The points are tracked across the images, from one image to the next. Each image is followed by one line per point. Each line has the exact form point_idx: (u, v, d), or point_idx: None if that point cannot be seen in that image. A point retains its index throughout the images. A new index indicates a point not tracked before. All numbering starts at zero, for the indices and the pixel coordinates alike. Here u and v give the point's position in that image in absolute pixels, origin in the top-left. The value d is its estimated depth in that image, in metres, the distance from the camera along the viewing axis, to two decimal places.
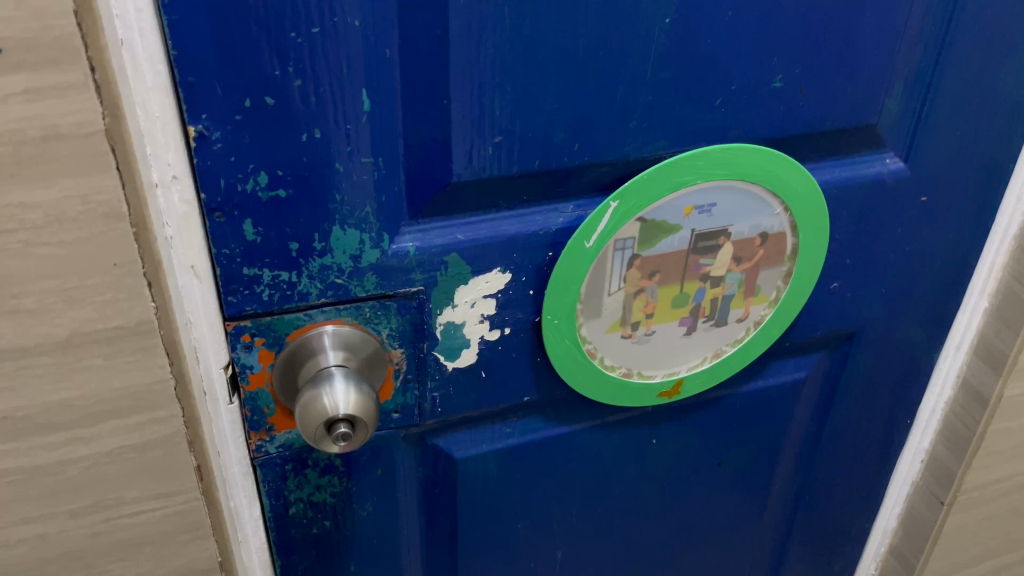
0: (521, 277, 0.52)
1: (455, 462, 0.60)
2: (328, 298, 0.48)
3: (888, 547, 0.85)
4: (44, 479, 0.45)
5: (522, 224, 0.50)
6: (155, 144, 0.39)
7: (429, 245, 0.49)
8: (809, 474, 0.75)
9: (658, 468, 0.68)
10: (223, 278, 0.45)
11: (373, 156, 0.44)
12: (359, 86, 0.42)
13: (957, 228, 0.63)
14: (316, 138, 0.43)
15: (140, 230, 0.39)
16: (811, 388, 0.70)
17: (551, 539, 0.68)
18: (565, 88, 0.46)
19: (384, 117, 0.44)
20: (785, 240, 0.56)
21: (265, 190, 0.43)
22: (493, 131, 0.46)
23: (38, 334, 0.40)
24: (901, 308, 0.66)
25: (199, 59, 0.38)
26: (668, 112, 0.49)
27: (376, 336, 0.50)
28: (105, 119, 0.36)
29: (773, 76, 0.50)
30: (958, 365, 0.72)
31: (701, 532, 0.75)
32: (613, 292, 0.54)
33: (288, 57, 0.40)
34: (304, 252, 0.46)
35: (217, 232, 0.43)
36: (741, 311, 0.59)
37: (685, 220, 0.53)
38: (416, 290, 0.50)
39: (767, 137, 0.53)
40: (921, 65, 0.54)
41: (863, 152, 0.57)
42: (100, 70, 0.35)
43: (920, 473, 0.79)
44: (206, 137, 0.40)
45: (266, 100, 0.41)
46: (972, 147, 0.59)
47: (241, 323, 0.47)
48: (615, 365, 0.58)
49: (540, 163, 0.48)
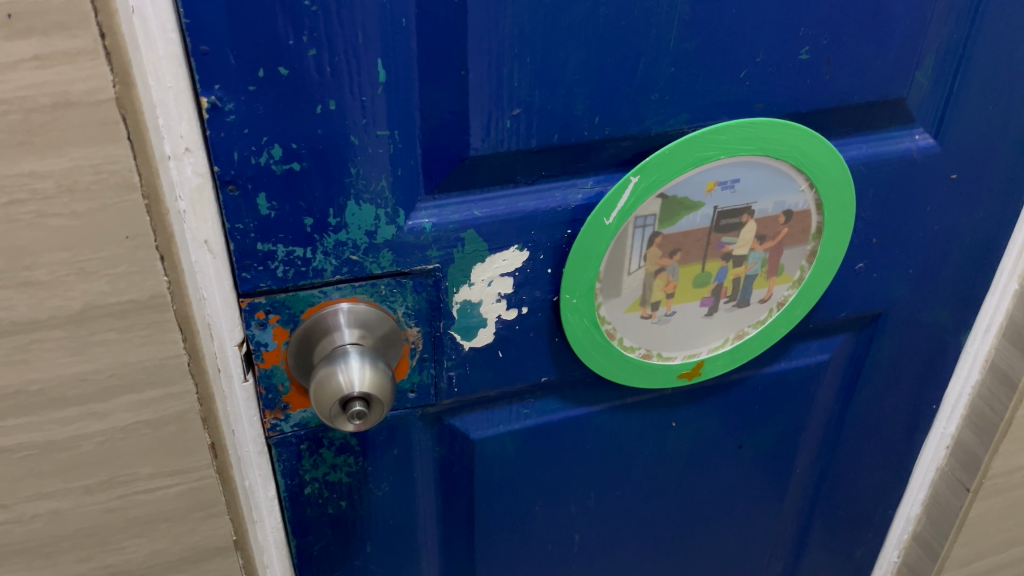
0: (539, 255, 0.51)
1: (472, 443, 0.59)
2: (343, 275, 0.47)
3: (911, 534, 0.84)
4: (58, 454, 0.45)
5: (541, 200, 0.49)
6: (167, 114, 0.39)
7: (446, 221, 0.48)
8: (832, 458, 0.74)
9: (678, 451, 0.67)
10: (237, 253, 0.45)
11: (389, 128, 0.44)
12: (375, 56, 0.41)
13: (988, 207, 0.61)
14: (331, 110, 0.42)
15: (151, 202, 0.39)
16: (835, 370, 0.68)
17: (569, 521, 0.67)
18: (586, 59, 0.45)
19: (400, 88, 0.43)
20: (809, 218, 0.55)
21: (279, 163, 0.42)
22: (512, 103, 0.45)
23: (51, 307, 0.40)
24: (928, 290, 0.65)
25: (211, 27, 0.38)
26: (691, 85, 0.48)
27: (392, 315, 0.50)
28: (117, 87, 0.35)
29: (801, 47, 0.49)
30: (986, 349, 0.70)
31: (721, 516, 0.74)
32: (633, 271, 0.53)
33: (302, 26, 0.39)
34: (318, 227, 0.45)
35: (231, 206, 0.43)
36: (764, 291, 0.58)
37: (708, 196, 0.51)
38: (433, 268, 0.49)
39: (792, 111, 0.51)
40: (954, 36, 0.53)
41: (892, 127, 0.56)
42: (111, 36, 0.34)
43: (945, 459, 0.78)
44: (219, 108, 0.40)
45: (280, 71, 0.40)
46: (1004, 122, 0.57)
47: (255, 300, 0.46)
48: (634, 346, 0.57)
49: (559, 137, 0.47)
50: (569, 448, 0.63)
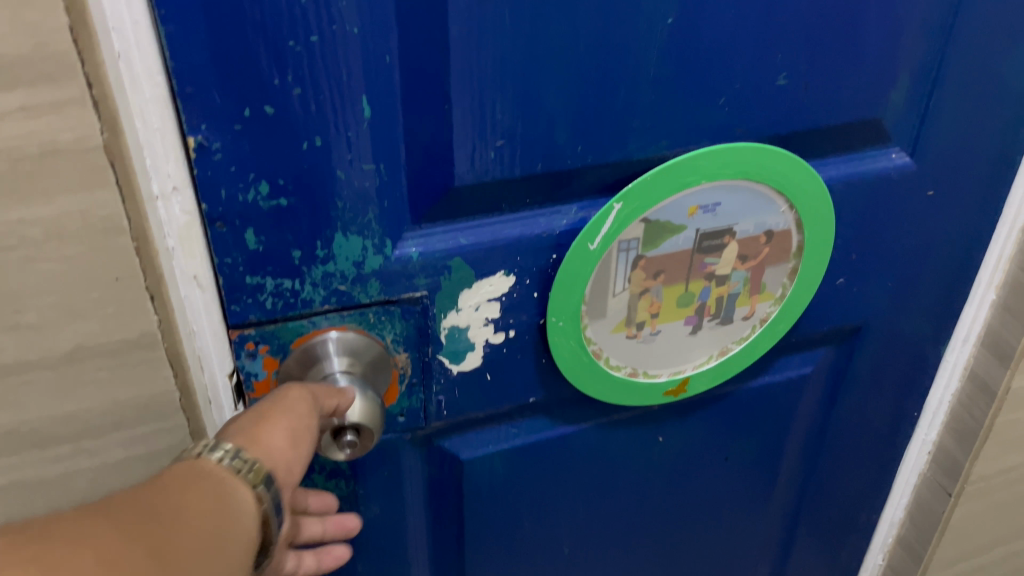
0: (525, 280, 0.52)
1: (462, 463, 0.60)
2: (332, 304, 0.48)
3: (895, 537, 0.86)
4: (51, 491, 0.45)
5: (526, 226, 0.50)
6: (154, 155, 0.39)
7: (433, 250, 0.48)
8: (816, 467, 0.75)
9: (665, 465, 0.68)
10: (226, 287, 0.45)
11: (375, 162, 0.44)
12: (359, 92, 0.42)
13: (964, 221, 0.62)
14: (317, 146, 0.42)
15: (141, 243, 0.39)
16: (818, 382, 0.69)
17: (558, 537, 0.68)
18: (566, 90, 0.46)
19: (384, 122, 0.43)
20: (790, 238, 0.56)
21: (266, 200, 0.43)
22: (495, 135, 0.45)
23: (41, 348, 0.40)
24: (907, 303, 0.66)
25: (197, 69, 0.38)
26: (671, 112, 0.49)
27: (380, 341, 0.51)
28: (104, 135, 0.36)
29: (777, 73, 0.49)
30: (965, 357, 0.72)
31: (709, 525, 0.75)
32: (618, 293, 0.54)
33: (287, 66, 0.39)
34: (306, 259, 0.46)
35: (220, 242, 0.43)
36: (747, 308, 0.59)
37: (690, 219, 0.52)
38: (420, 295, 0.50)
39: (769, 135, 0.52)
40: (928, 58, 0.53)
41: (869, 147, 0.57)
42: (98, 86, 0.35)
43: (927, 464, 0.79)
44: (206, 147, 0.40)
45: (265, 109, 0.40)
46: (979, 139, 0.58)
47: (244, 332, 0.47)
48: (621, 366, 0.58)
49: (543, 165, 0.48)
50: (557, 465, 0.63)
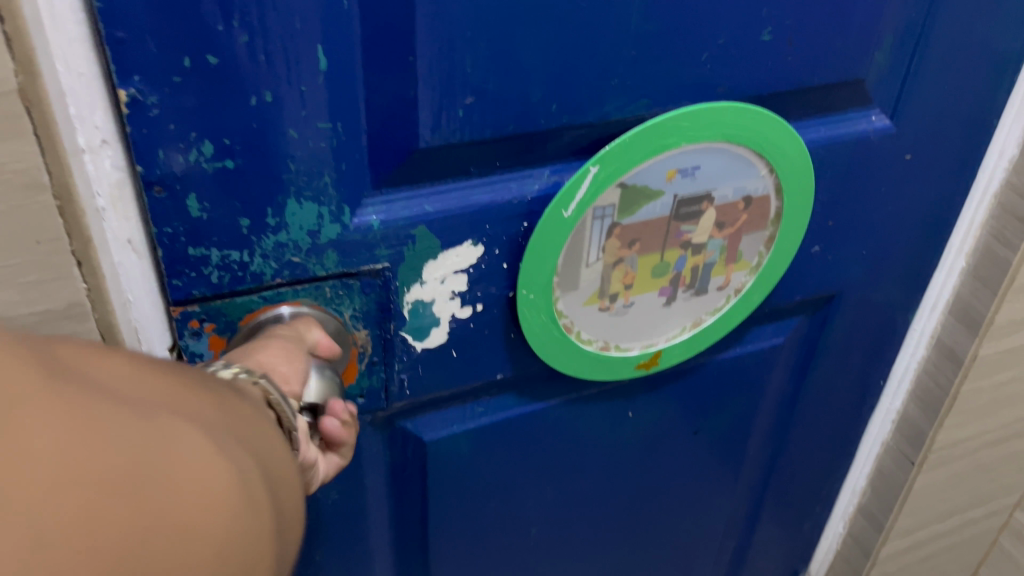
0: (494, 250, 0.48)
1: (425, 445, 0.56)
2: (285, 277, 0.44)
3: (857, 506, 0.86)
4: None
5: (495, 192, 0.46)
6: (78, 103, 0.34)
7: (395, 218, 0.45)
8: (783, 438, 0.74)
9: (635, 441, 0.66)
10: (166, 259, 0.41)
11: (331, 120, 0.40)
12: (315, 41, 0.37)
13: (939, 186, 0.61)
14: (267, 102, 0.38)
15: (64, 202, 0.35)
16: (788, 353, 0.68)
17: (525, 517, 0.65)
18: (542, 43, 0.42)
19: (343, 76, 0.39)
20: (768, 204, 0.53)
21: (210, 161, 0.38)
22: (464, 91, 0.42)
23: None
24: (879, 272, 0.65)
25: (127, 10, 0.33)
26: (652, 69, 0.45)
27: (338, 317, 0.47)
28: (19, 76, 0.31)
29: (762, 28, 0.46)
30: (932, 325, 0.71)
31: (677, 501, 0.73)
32: (592, 263, 0.51)
33: (232, 9, 0.35)
34: (256, 229, 0.42)
35: (157, 208, 0.39)
36: (722, 278, 0.56)
37: (668, 184, 0.49)
38: (382, 267, 0.46)
39: (750, 95, 0.49)
40: (914, 16, 0.51)
41: (849, 109, 0.54)
42: (11, 20, 0.30)
43: (890, 432, 0.79)
44: (140, 102, 0.35)
45: (208, 59, 0.36)
46: (960, 103, 0.56)
47: (188, 308, 0.43)
48: (592, 339, 0.55)
49: (515, 126, 0.44)
50: (525, 444, 0.61)
